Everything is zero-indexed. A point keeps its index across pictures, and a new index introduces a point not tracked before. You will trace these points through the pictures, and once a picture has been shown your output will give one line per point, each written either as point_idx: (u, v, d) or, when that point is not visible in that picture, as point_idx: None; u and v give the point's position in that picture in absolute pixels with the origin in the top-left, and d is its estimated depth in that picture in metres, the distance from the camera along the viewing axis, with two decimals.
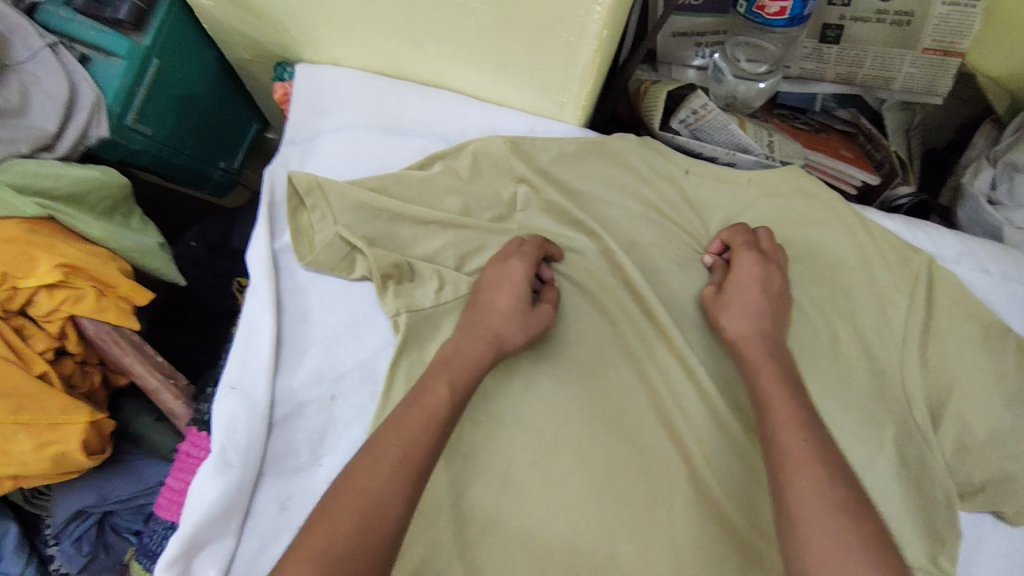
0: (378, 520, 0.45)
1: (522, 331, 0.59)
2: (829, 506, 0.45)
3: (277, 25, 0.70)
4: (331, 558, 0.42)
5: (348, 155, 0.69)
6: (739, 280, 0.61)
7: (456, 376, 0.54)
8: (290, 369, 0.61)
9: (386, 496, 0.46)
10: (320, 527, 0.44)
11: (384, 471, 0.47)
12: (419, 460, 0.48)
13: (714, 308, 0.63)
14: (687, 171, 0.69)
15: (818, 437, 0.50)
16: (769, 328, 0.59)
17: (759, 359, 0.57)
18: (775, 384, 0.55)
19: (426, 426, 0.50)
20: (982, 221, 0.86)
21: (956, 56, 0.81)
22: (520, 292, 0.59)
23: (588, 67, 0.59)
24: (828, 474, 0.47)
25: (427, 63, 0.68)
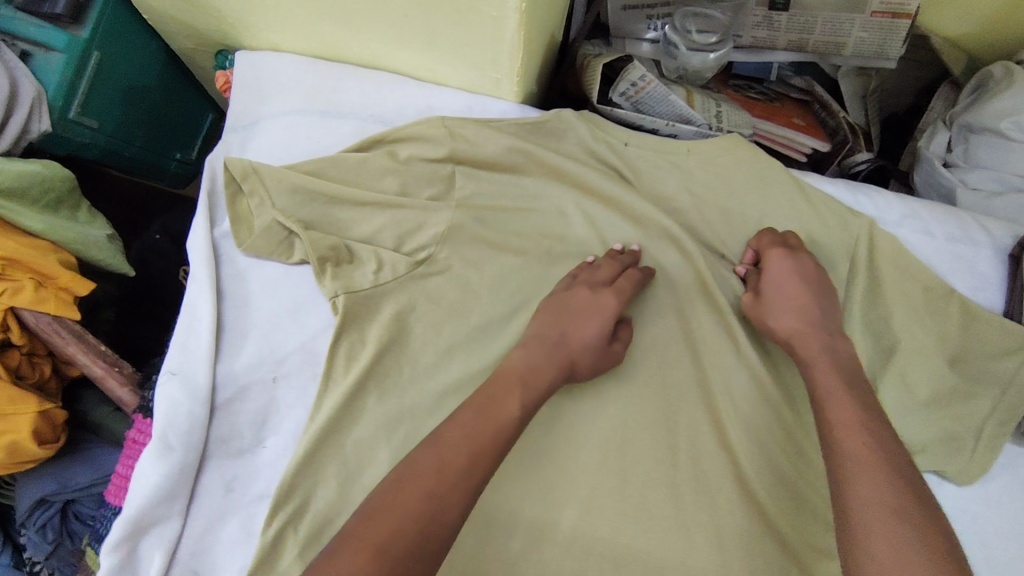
0: (437, 523, 0.45)
1: (600, 365, 0.60)
2: (887, 512, 0.44)
3: (212, 12, 0.70)
4: (392, 556, 0.43)
5: (286, 140, 0.69)
6: (775, 280, 0.61)
7: (530, 392, 0.54)
8: (231, 354, 0.62)
9: (446, 504, 0.46)
10: (379, 523, 0.44)
11: (452, 478, 0.47)
12: (484, 469, 0.48)
13: (757, 314, 0.62)
14: (626, 145, 0.69)
15: (881, 438, 0.49)
16: (817, 316, 0.59)
17: (811, 355, 0.56)
18: (829, 380, 0.54)
19: (496, 437, 0.50)
20: (937, 184, 0.85)
21: (905, 18, 0.79)
22: (603, 330, 0.60)
23: (515, 41, 0.58)
24: (890, 476, 0.46)
25: (361, 44, 0.68)
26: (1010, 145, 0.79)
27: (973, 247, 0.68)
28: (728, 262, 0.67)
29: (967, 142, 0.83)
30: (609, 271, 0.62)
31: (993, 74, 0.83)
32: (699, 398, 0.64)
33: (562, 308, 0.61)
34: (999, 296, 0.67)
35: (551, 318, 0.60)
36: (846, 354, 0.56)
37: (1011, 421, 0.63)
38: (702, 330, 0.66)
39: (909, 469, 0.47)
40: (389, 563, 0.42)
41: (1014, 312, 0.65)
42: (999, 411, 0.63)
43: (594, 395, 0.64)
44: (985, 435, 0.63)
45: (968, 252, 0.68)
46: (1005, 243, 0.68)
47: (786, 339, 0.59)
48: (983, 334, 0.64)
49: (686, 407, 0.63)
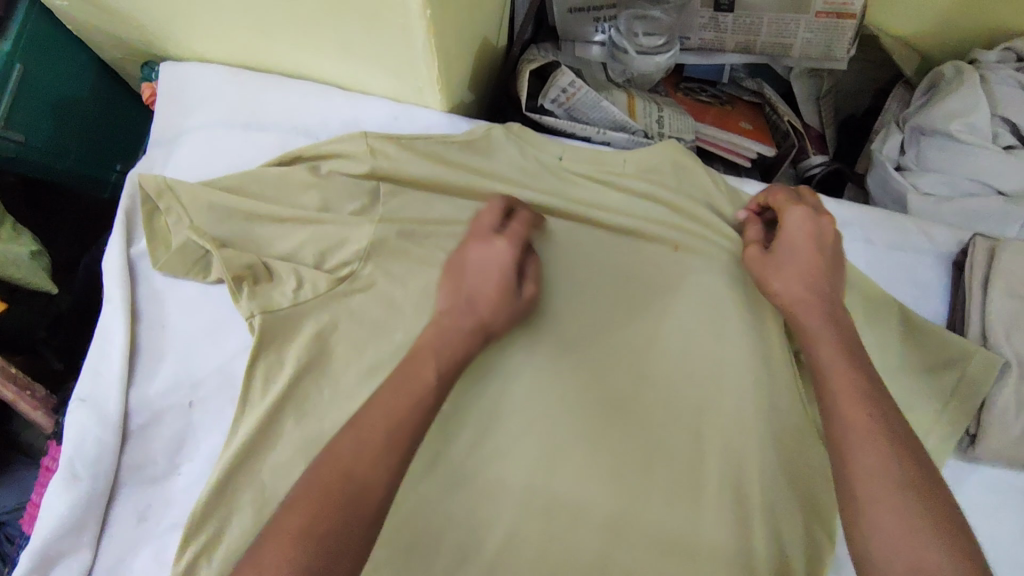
0: (359, 505, 0.43)
1: (510, 318, 0.58)
2: (893, 483, 0.44)
3: (131, 22, 0.68)
4: (313, 541, 0.41)
5: (208, 155, 0.68)
6: (792, 237, 0.59)
7: (450, 368, 0.52)
8: (145, 378, 0.60)
9: (370, 484, 0.44)
10: (300, 510, 0.43)
11: (372, 459, 0.45)
12: (406, 441, 0.47)
13: (760, 268, 0.60)
14: (559, 159, 0.67)
15: (880, 407, 0.48)
16: (824, 287, 0.56)
17: (812, 326, 0.55)
18: (825, 351, 0.53)
19: (415, 409, 0.48)
20: (891, 188, 0.81)
21: (850, 18, 0.78)
22: (508, 277, 0.58)
23: (427, 48, 0.57)
24: (893, 448, 0.46)
25: (282, 53, 0.66)
26: (959, 146, 0.76)
27: (915, 254, 0.66)
28: (661, 272, 0.65)
29: (919, 144, 0.80)
30: (491, 218, 0.60)
31: (945, 73, 0.81)
32: (631, 415, 0.61)
33: (459, 275, 0.58)
34: (941, 305, 0.65)
35: (455, 288, 0.57)
36: (848, 324, 0.55)
37: (953, 436, 0.60)
38: (637, 342, 0.64)
39: (908, 440, 0.47)
40: (312, 548, 0.41)
41: (955, 323, 0.63)
42: (938, 426, 0.60)
43: (523, 414, 0.61)
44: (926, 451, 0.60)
45: (908, 260, 0.66)
46: (950, 249, 0.66)
47: (789, 304, 0.57)
48: (928, 347, 0.61)
49: (618, 424, 0.61)
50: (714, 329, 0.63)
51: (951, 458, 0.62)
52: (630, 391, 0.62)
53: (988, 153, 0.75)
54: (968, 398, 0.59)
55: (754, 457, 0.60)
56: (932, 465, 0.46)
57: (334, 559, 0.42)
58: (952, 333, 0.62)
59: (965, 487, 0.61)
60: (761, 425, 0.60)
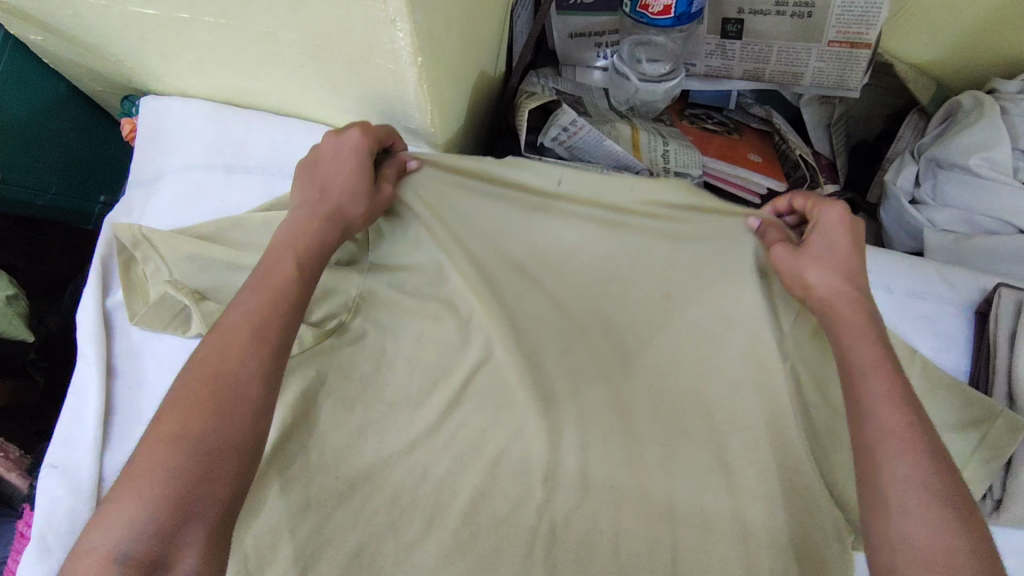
0: (233, 403, 0.43)
1: (367, 203, 0.56)
2: (929, 493, 0.42)
3: (110, 57, 0.65)
4: (190, 442, 0.41)
5: (186, 198, 0.64)
6: (828, 233, 0.55)
7: (314, 256, 0.52)
8: (119, 442, 0.57)
9: (242, 380, 0.44)
10: (172, 414, 0.42)
11: (236, 354, 0.45)
12: (275, 338, 0.47)
13: (798, 265, 0.55)
14: (559, 183, 0.62)
15: (920, 416, 0.45)
16: (862, 281, 0.53)
17: (850, 323, 0.51)
18: (866, 349, 0.49)
19: (275, 305, 0.48)
20: (905, 223, 0.78)
21: (864, 49, 0.74)
22: (363, 166, 0.55)
23: (419, 92, 0.54)
24: (933, 460, 0.43)
25: (267, 91, 0.63)
26: (979, 181, 0.73)
27: (934, 303, 0.63)
28: (667, 321, 0.61)
29: (936, 176, 0.77)
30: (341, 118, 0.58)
31: (962, 103, 0.78)
32: (638, 476, 0.57)
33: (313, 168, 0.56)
34: (963, 357, 0.62)
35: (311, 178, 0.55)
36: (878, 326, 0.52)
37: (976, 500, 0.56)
38: (642, 397, 0.60)
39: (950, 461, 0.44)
40: (189, 450, 0.41)
41: (979, 379, 0.60)
42: None
43: (520, 476, 0.57)
44: None
45: (928, 309, 0.63)
46: (972, 297, 0.63)
47: (825, 300, 0.53)
48: (951, 404, 0.58)
49: (622, 484, 0.58)
50: (724, 387, 0.59)
51: None
52: (634, 451, 0.58)
53: (1010, 189, 0.71)
54: (991, 460, 0.56)
55: (771, 526, 0.55)
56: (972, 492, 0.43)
57: (216, 455, 0.41)
58: (976, 390, 0.59)
59: None
60: (777, 491, 0.56)
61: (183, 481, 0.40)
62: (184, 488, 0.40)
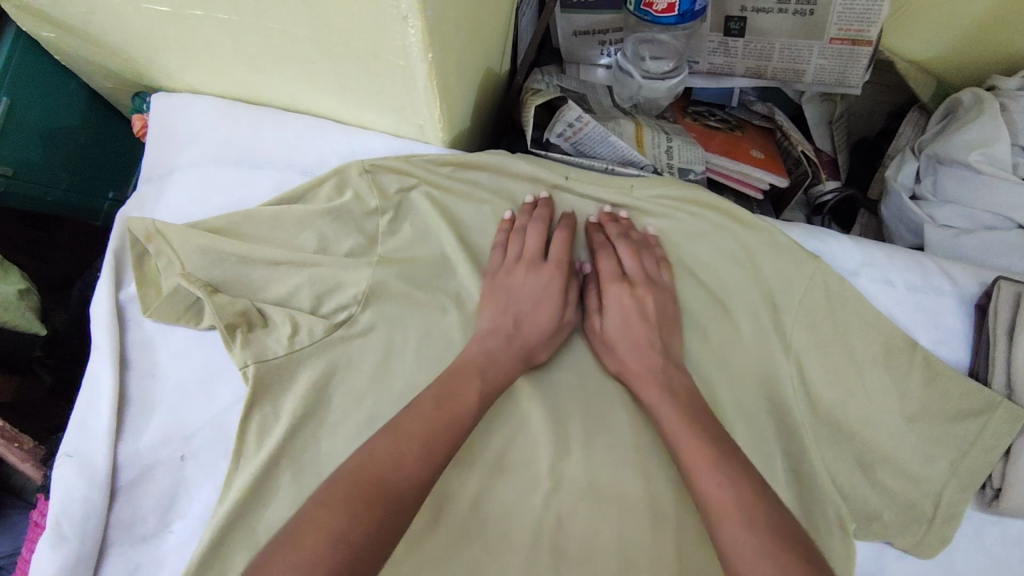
0: (393, 505, 0.45)
1: (548, 340, 0.60)
2: (758, 534, 0.44)
3: (121, 54, 0.66)
4: (353, 549, 0.42)
5: (198, 193, 0.65)
6: (614, 316, 0.60)
7: (495, 387, 0.56)
8: (134, 431, 0.58)
9: (415, 475, 0.47)
10: (335, 509, 0.43)
11: (415, 453, 0.48)
12: (443, 446, 0.50)
13: (596, 341, 0.61)
14: (567, 178, 0.65)
15: (728, 468, 0.49)
16: (657, 361, 0.58)
17: (652, 399, 0.56)
18: (667, 413, 0.54)
19: (449, 428, 0.51)
20: (906, 218, 0.79)
21: (866, 45, 0.75)
22: (555, 305, 0.60)
23: (428, 89, 0.55)
24: (745, 514, 0.46)
25: (277, 88, 0.64)
26: (979, 177, 0.74)
27: (935, 296, 0.64)
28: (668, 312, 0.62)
29: (936, 173, 0.78)
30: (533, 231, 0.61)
31: (963, 101, 0.79)
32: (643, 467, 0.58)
33: (505, 295, 0.60)
34: (963, 350, 0.63)
35: (513, 305, 0.60)
36: (681, 385, 0.57)
37: (973, 487, 0.58)
38: None
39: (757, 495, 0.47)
40: (358, 553, 0.42)
41: (979, 370, 0.61)
42: (957, 476, 0.58)
43: (526, 465, 0.58)
44: (944, 503, 0.58)
45: (930, 302, 0.64)
46: (971, 291, 0.64)
47: (620, 377, 0.59)
48: (950, 394, 0.59)
49: (626, 475, 0.58)
50: (686, 389, 0.56)
51: (972, 509, 0.59)
52: (637, 440, 0.59)
53: (1010, 185, 0.72)
54: (988, 448, 0.57)
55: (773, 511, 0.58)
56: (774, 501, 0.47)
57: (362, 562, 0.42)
58: (975, 380, 0.60)
59: (987, 541, 0.59)
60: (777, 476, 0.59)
61: None
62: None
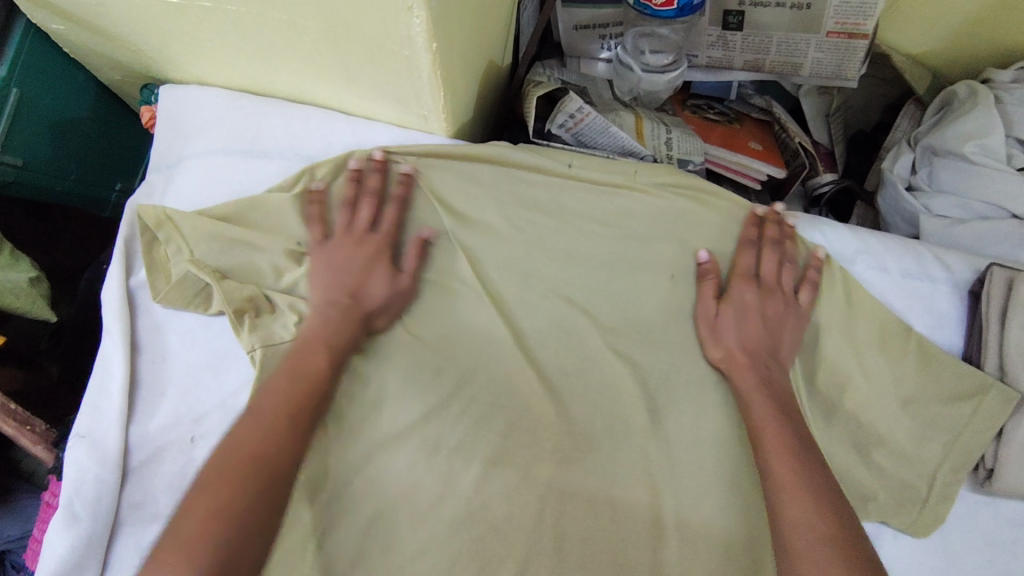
0: (267, 480, 0.49)
1: (391, 300, 0.61)
2: (815, 538, 0.47)
3: (130, 46, 0.67)
4: (233, 516, 0.46)
5: (206, 182, 0.66)
6: (739, 302, 0.61)
7: (337, 351, 0.58)
8: (145, 414, 0.59)
9: (280, 454, 0.51)
10: (216, 489, 0.47)
11: (281, 430, 0.52)
12: (304, 418, 0.53)
13: (700, 323, 0.62)
14: (570, 167, 0.66)
15: (809, 470, 0.51)
16: (766, 355, 0.60)
17: (747, 388, 0.58)
18: (761, 409, 0.57)
19: (304, 394, 0.54)
20: (902, 209, 0.81)
21: (862, 38, 0.76)
22: (379, 265, 0.61)
23: (432, 79, 0.56)
24: (815, 501, 0.49)
25: (283, 79, 0.65)
26: (973, 167, 0.75)
27: (930, 283, 0.65)
28: (666, 298, 0.64)
29: (931, 164, 0.79)
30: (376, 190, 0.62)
31: (958, 93, 0.80)
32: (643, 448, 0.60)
33: (333, 265, 0.61)
34: (957, 335, 0.64)
35: (337, 276, 0.60)
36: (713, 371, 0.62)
37: (965, 468, 0.59)
38: (644, 372, 0.62)
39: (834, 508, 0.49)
40: (228, 522, 0.46)
41: (972, 354, 0.62)
42: (949, 456, 0.60)
43: (529, 447, 0.60)
44: (937, 483, 0.59)
45: (924, 289, 0.65)
46: (965, 278, 0.65)
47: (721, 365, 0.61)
48: (943, 377, 0.61)
49: (626, 455, 0.60)
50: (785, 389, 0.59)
51: (966, 491, 0.61)
52: (637, 423, 0.61)
53: (1003, 175, 0.73)
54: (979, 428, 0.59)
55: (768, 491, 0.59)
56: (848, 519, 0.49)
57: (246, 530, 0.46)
58: (968, 364, 0.61)
59: (981, 521, 0.60)
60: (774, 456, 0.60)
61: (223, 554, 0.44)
62: (228, 550, 0.45)
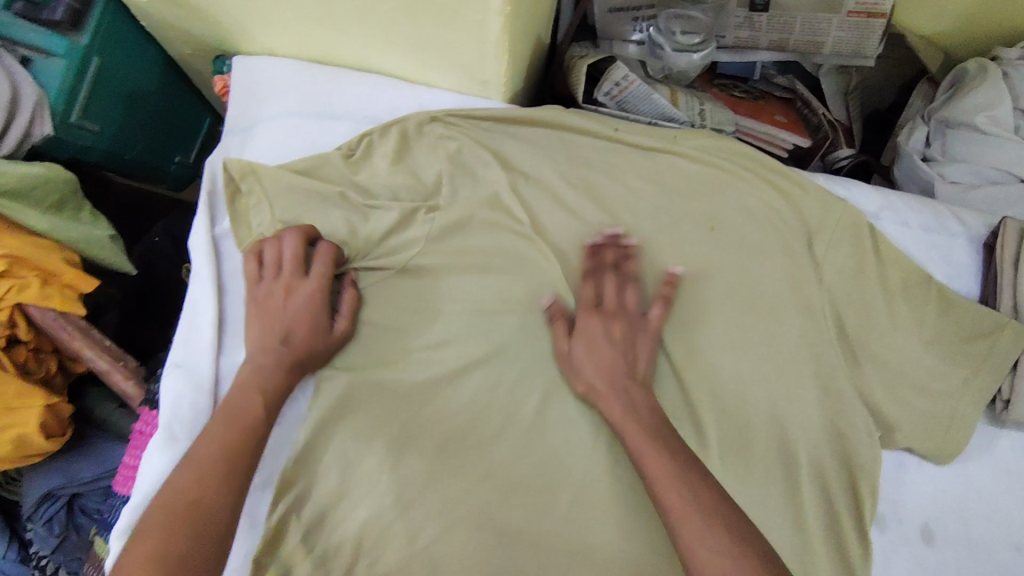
0: (202, 526, 0.50)
1: (326, 346, 0.62)
2: (716, 524, 0.49)
3: (209, 18, 0.72)
4: (165, 559, 0.48)
5: (282, 141, 0.72)
6: (590, 338, 0.63)
7: (274, 398, 0.59)
8: (232, 348, 0.64)
9: (215, 497, 0.52)
10: (151, 536, 0.49)
11: (218, 474, 0.53)
12: (243, 462, 0.55)
13: (565, 362, 0.63)
14: (615, 132, 0.71)
15: (680, 459, 0.54)
16: (621, 381, 0.61)
17: (613, 407, 0.60)
18: (622, 417, 0.58)
19: (240, 438, 0.55)
20: (918, 178, 0.86)
21: (879, 18, 0.83)
22: (318, 314, 0.62)
23: (500, 43, 0.62)
24: (696, 491, 0.51)
25: (351, 46, 0.71)
26: (985, 137, 0.81)
27: (948, 237, 0.71)
28: (705, 249, 0.69)
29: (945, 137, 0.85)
30: (293, 238, 0.63)
31: (968, 69, 0.86)
32: (687, 381, 0.66)
33: (271, 311, 0.62)
34: (973, 283, 0.70)
35: (271, 320, 0.61)
36: (749, 315, 0.68)
37: (981, 399, 0.66)
38: (686, 318, 0.68)
39: (705, 483, 0.52)
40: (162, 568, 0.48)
41: (988, 298, 0.69)
42: (967, 389, 0.66)
43: None
44: (958, 414, 0.65)
45: (942, 242, 0.71)
46: (979, 232, 0.71)
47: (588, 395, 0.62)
48: (960, 318, 0.67)
49: (670, 390, 0.66)
50: (653, 410, 0.59)
51: (984, 424, 0.68)
52: (681, 361, 0.66)
53: (1011, 144, 0.80)
54: (993, 363, 0.66)
55: (802, 421, 0.65)
56: (720, 488, 0.52)
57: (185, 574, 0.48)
58: (985, 306, 0.68)
59: (996, 449, 0.67)
60: (809, 392, 0.66)
61: None
62: None
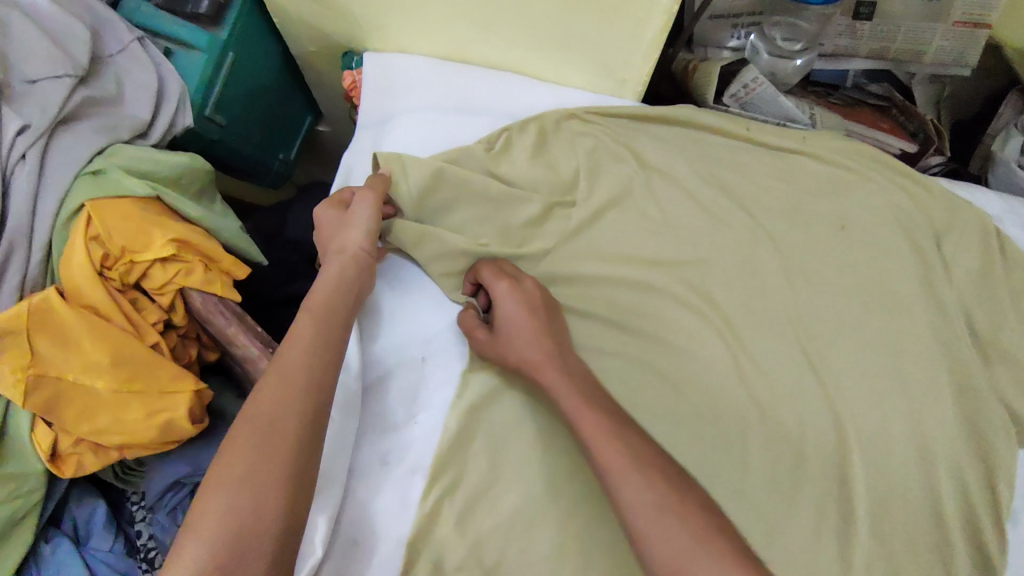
0: (276, 440, 0.47)
1: (343, 231, 0.61)
2: (660, 510, 0.48)
3: (347, 15, 0.74)
4: (239, 477, 0.45)
5: (421, 133, 0.73)
6: (506, 311, 0.62)
7: (337, 315, 0.56)
8: (375, 336, 0.66)
9: (286, 413, 0.48)
10: (228, 456, 0.46)
11: (290, 391, 0.50)
12: (313, 378, 0.51)
13: (494, 347, 0.62)
14: (748, 131, 0.75)
15: (630, 445, 0.52)
16: (552, 348, 0.60)
17: (552, 382, 0.58)
18: (569, 399, 0.56)
19: (307, 355, 0.52)
20: (1014, 184, 0.88)
21: (985, 27, 0.86)
22: (327, 218, 0.62)
23: (654, 41, 0.65)
24: (649, 476, 0.50)
25: (491, 46, 0.73)
26: None
27: None
28: (834, 246, 0.71)
29: None
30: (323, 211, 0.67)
31: None
32: (823, 377, 0.67)
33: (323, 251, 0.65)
34: None
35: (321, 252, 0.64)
36: (882, 312, 0.69)
37: None
38: (818, 314, 0.69)
39: (657, 462, 0.51)
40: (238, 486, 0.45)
41: None
42: None
43: (726, 372, 0.66)
44: None
45: None
46: None
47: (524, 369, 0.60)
48: None
49: (809, 388, 0.66)
50: (585, 375, 0.59)
51: None
52: (818, 356, 0.68)
53: None
54: None
55: (939, 417, 0.66)
56: (674, 466, 0.52)
57: (258, 491, 0.45)
58: None
59: None
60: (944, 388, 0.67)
61: (240, 517, 0.44)
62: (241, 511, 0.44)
